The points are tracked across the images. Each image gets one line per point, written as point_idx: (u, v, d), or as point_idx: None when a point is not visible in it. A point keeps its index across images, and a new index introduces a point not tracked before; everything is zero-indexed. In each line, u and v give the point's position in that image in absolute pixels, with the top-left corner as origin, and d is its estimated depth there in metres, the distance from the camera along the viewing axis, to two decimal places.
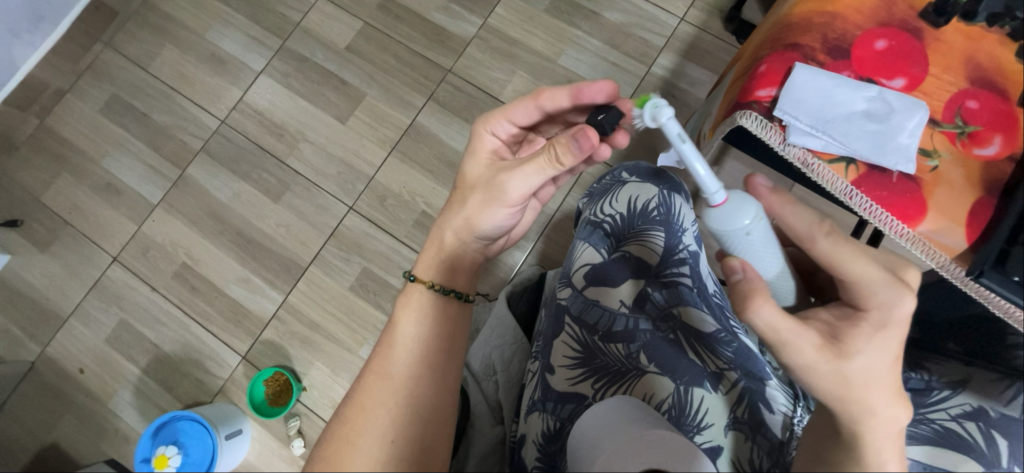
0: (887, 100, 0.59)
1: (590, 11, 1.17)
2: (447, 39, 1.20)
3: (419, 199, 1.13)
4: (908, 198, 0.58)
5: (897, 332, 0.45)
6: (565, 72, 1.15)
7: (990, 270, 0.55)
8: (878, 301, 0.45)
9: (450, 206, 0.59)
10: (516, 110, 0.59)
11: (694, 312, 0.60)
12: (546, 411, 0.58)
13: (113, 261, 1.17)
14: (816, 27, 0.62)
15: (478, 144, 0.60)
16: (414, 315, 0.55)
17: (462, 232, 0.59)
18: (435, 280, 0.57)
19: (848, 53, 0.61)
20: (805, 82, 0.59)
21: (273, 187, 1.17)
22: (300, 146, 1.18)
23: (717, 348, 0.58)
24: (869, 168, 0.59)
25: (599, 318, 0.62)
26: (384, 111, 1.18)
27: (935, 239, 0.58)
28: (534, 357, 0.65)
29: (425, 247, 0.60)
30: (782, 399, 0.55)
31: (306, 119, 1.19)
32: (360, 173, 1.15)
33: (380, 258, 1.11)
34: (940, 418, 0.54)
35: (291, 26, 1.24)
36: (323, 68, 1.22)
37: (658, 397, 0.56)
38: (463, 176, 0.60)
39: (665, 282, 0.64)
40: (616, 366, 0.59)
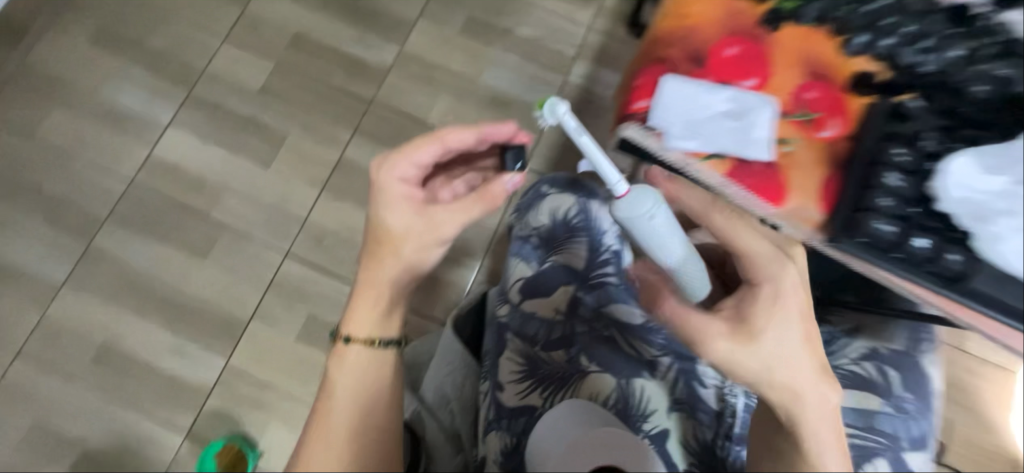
0: (739, 94, 0.66)
1: (502, 29, 1.21)
2: (365, 71, 1.19)
3: (359, 234, 1.10)
4: (771, 183, 0.64)
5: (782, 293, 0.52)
6: (487, 90, 1.18)
7: (844, 238, 0.62)
8: (766, 280, 0.52)
9: (381, 260, 0.55)
10: (423, 152, 0.56)
11: (622, 307, 0.64)
12: (502, 428, 0.60)
13: (18, 354, 1.04)
14: (677, 42, 0.68)
15: (388, 191, 0.55)
16: (350, 371, 0.56)
17: (398, 284, 0.56)
18: (373, 336, 0.56)
19: (706, 61, 0.67)
20: (671, 93, 0.66)
21: (198, 245, 1.10)
22: (223, 197, 1.12)
23: (649, 337, 0.61)
24: (735, 160, 0.65)
25: (537, 329, 0.66)
26: (310, 150, 1.15)
27: (800, 215, 0.64)
28: (484, 377, 0.67)
29: (353, 304, 0.57)
30: (712, 372, 0.59)
31: (226, 168, 1.14)
32: (292, 217, 1.11)
33: (326, 301, 1.07)
34: (845, 363, 0.64)
35: (196, 74, 1.19)
36: (238, 114, 1.17)
37: (603, 394, 0.58)
38: (383, 230, 0.55)
39: (592, 285, 0.67)
40: (558, 373, 0.62)
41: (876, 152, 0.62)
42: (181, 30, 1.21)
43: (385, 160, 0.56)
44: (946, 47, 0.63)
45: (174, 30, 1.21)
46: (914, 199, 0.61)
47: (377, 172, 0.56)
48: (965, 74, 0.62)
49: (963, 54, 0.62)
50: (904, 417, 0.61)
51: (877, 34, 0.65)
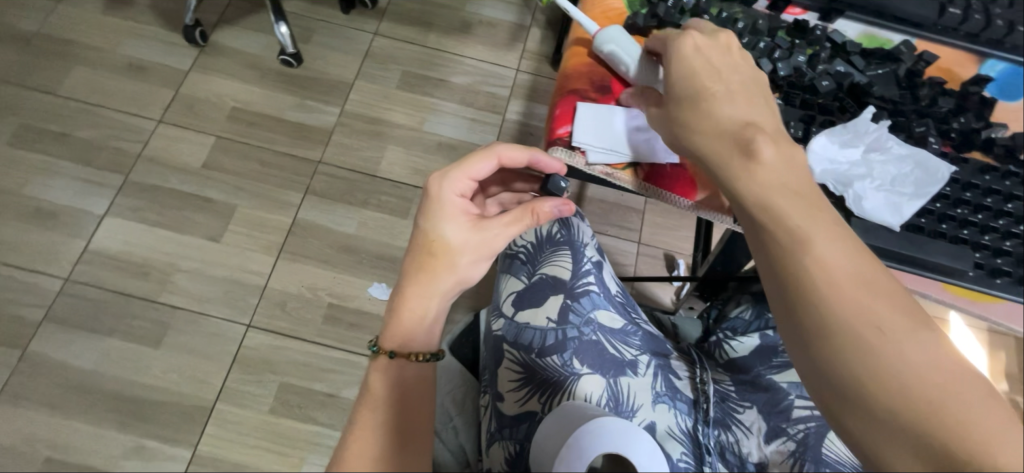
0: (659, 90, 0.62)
1: (438, 80, 1.29)
2: (309, 133, 1.21)
3: (322, 292, 1.09)
4: (684, 178, 0.61)
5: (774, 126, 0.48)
6: (432, 136, 1.24)
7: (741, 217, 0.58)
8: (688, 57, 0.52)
9: (437, 271, 0.51)
10: (478, 167, 0.55)
11: (606, 314, 0.69)
12: (505, 437, 0.59)
13: None
14: (583, 76, 0.66)
15: (443, 204, 0.54)
16: (391, 383, 0.49)
17: (447, 294, 0.52)
18: (417, 351, 0.51)
19: (611, 88, 0.66)
20: (589, 113, 0.63)
21: (150, 333, 1.04)
22: (173, 279, 1.08)
23: (628, 339, 0.68)
24: (652, 165, 0.62)
25: (532, 337, 0.66)
26: (261, 217, 1.14)
27: (714, 204, 0.60)
28: (483, 392, 0.66)
29: (390, 315, 0.52)
30: (682, 367, 0.68)
31: (173, 248, 1.11)
32: (250, 286, 1.09)
33: (295, 367, 1.03)
34: None
35: (132, 159, 1.17)
36: (181, 192, 1.15)
37: (594, 394, 0.62)
38: (439, 242, 0.52)
39: (579, 292, 0.70)
40: (554, 378, 0.63)
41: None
42: (112, 118, 1.19)
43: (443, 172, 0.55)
44: (793, 54, 0.63)
45: (104, 118, 1.19)
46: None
47: (435, 183, 0.54)
48: (813, 73, 0.62)
49: (806, 59, 0.63)
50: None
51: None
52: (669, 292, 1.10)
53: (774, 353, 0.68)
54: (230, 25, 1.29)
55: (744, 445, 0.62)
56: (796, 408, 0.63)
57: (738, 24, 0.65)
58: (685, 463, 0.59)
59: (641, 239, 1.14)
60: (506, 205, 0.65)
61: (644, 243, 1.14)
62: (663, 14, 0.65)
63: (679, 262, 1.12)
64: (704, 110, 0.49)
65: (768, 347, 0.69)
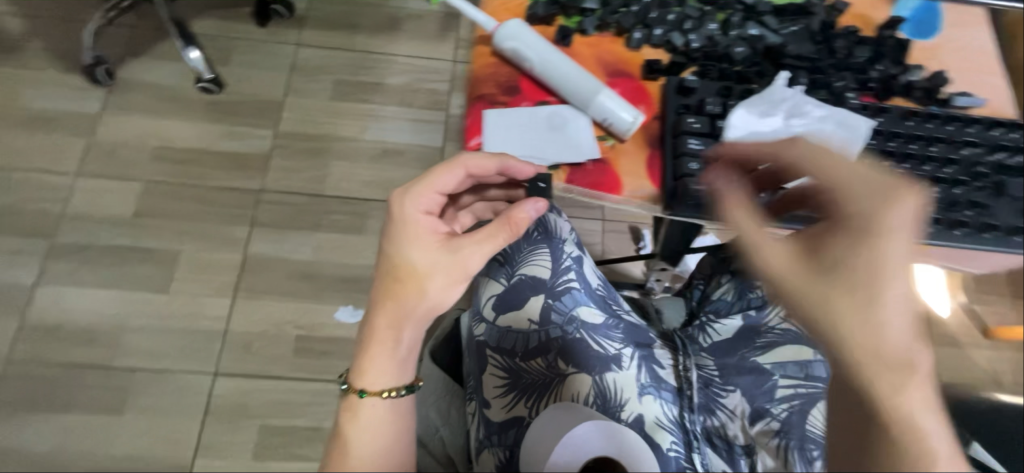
0: (567, 82, 0.60)
1: (373, 84, 1.23)
2: (245, 161, 1.14)
3: (289, 325, 1.05)
4: (605, 172, 0.58)
5: (858, 229, 0.37)
6: (376, 144, 1.18)
7: (676, 203, 0.54)
8: (861, 202, 0.38)
9: (407, 298, 0.47)
10: (444, 178, 0.51)
11: (588, 309, 0.69)
12: (493, 444, 0.61)
13: None
14: (489, 78, 0.63)
15: (411, 223, 0.49)
16: (367, 424, 0.46)
17: (419, 324, 0.48)
18: (388, 387, 0.47)
19: (519, 87, 0.62)
20: (496, 121, 0.60)
21: (111, 400, 0.98)
22: (125, 339, 1.02)
23: (610, 332, 0.67)
24: (570, 165, 0.58)
25: (515, 341, 0.66)
26: (209, 258, 1.08)
27: (639, 195, 0.57)
28: (471, 398, 0.67)
29: (362, 353, 0.48)
30: (665, 355, 0.67)
31: (119, 307, 1.04)
32: (210, 333, 1.03)
33: (274, 407, 1.00)
34: (777, 322, 0.68)
35: (55, 220, 1.08)
36: (117, 246, 1.07)
37: (583, 393, 0.63)
38: (406, 267, 0.48)
39: (559, 290, 0.69)
40: (539, 380, 0.64)
41: (675, 125, 0.57)
42: (23, 179, 1.09)
43: (406, 188, 0.51)
44: (704, 23, 0.62)
45: (15, 181, 1.09)
46: (718, 156, 0.56)
47: (398, 201, 0.50)
48: (726, 40, 0.61)
49: (718, 25, 0.62)
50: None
51: (649, 27, 0.63)
52: (640, 265, 1.11)
53: (760, 333, 0.67)
54: (137, 57, 1.19)
55: (729, 428, 0.63)
56: (779, 389, 0.63)
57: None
58: (675, 452, 0.59)
59: (604, 217, 1.13)
60: (480, 214, 0.62)
61: (608, 221, 1.13)
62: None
63: (644, 232, 1.13)
64: (858, 285, 0.36)
65: (751, 328, 0.68)
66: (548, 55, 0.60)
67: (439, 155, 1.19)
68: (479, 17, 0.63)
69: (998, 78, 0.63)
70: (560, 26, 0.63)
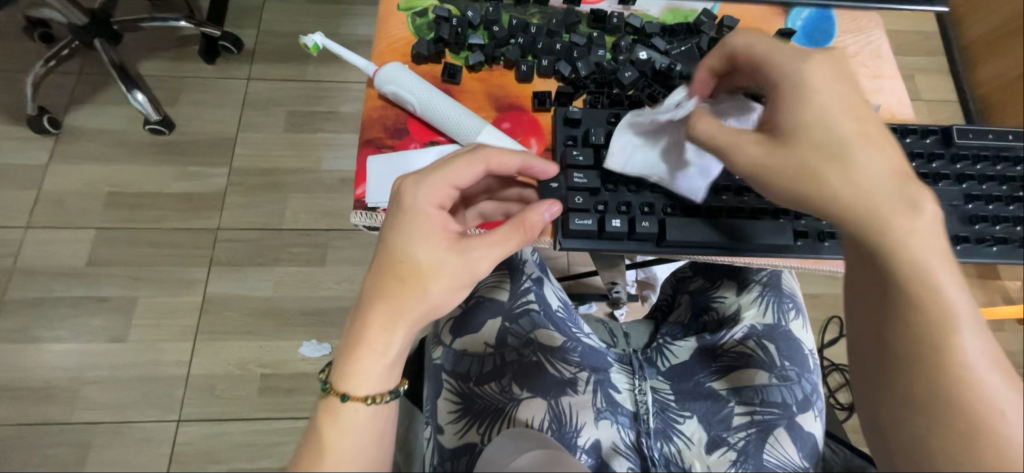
0: (450, 120, 0.57)
1: (326, 113, 1.22)
2: (200, 200, 1.13)
3: (253, 364, 1.02)
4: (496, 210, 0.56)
5: (806, 87, 0.43)
6: (334, 173, 1.18)
7: (564, 239, 0.53)
8: (788, 72, 0.44)
9: (408, 296, 0.44)
10: (461, 171, 0.48)
11: (545, 332, 0.69)
12: (444, 471, 0.61)
13: None
14: (375, 121, 0.59)
15: (423, 215, 0.46)
16: (343, 434, 0.43)
17: (415, 325, 0.45)
18: (372, 392, 0.44)
19: (407, 128, 0.59)
20: (381, 167, 0.56)
21: (70, 457, 0.95)
22: (83, 393, 0.99)
23: (567, 356, 0.67)
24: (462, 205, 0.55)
25: (469, 365, 0.66)
26: (168, 302, 1.05)
27: None
28: (426, 423, 0.67)
29: (349, 354, 0.44)
30: (623, 380, 0.68)
31: (75, 361, 1.01)
32: (171, 379, 1.01)
33: (240, 450, 0.97)
34: (733, 344, 0.68)
35: (5, 275, 1.05)
36: (71, 297, 1.05)
37: (536, 419, 0.62)
38: (408, 265, 0.45)
39: (517, 312, 0.70)
40: (492, 406, 0.64)
41: (561, 157, 0.55)
42: None
43: (418, 178, 0.48)
44: (591, 50, 0.62)
45: None
46: (602, 186, 0.54)
47: (408, 192, 0.47)
48: (614, 65, 0.61)
49: (606, 51, 0.62)
50: (790, 384, 0.64)
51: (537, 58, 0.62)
52: None
53: (715, 356, 0.68)
54: (84, 104, 1.18)
55: (687, 457, 0.62)
56: (735, 416, 0.63)
57: (530, 30, 0.63)
58: None
59: None
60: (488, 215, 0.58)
61: None
62: (448, 37, 0.62)
63: None
64: (819, 142, 0.42)
65: (707, 349, 0.69)
66: (428, 97, 0.58)
67: None
68: (359, 62, 0.61)
69: (893, 80, 0.63)
70: (447, 63, 0.62)
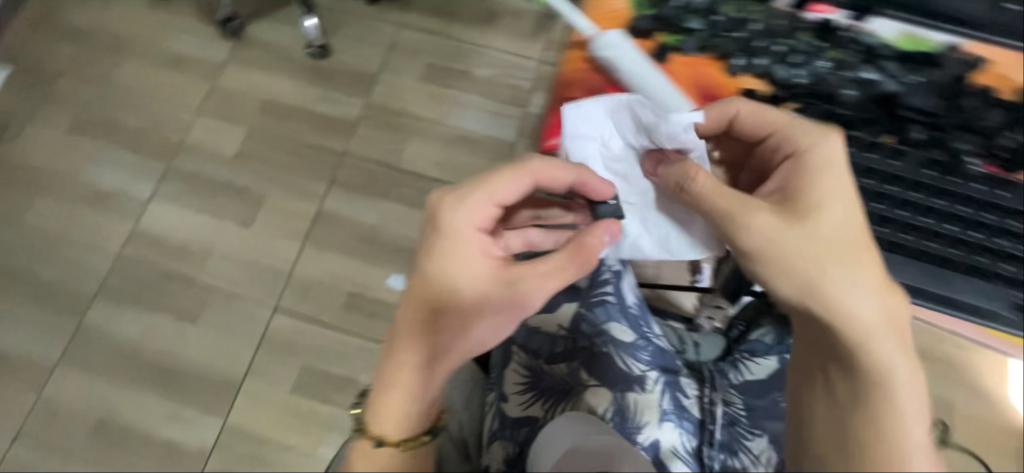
0: (650, 97, 0.61)
1: (461, 72, 1.29)
2: (335, 125, 1.25)
3: (344, 280, 1.13)
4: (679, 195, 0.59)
5: (816, 177, 0.54)
6: (454, 130, 1.24)
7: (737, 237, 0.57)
8: (811, 153, 0.55)
9: (460, 324, 0.54)
10: (504, 195, 0.57)
11: (618, 325, 0.70)
12: (505, 437, 0.65)
13: (15, 440, 1.04)
14: (581, 80, 0.65)
15: (466, 240, 0.55)
16: (380, 463, 0.53)
17: (457, 354, 0.55)
18: (404, 437, 0.53)
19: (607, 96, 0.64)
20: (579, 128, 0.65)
21: (188, 310, 1.12)
22: (209, 262, 1.15)
23: (638, 353, 0.68)
24: None
25: (541, 343, 0.70)
26: (290, 206, 1.19)
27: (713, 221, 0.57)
28: (490, 388, 0.70)
29: (382, 394, 0.53)
30: (691, 385, 0.67)
31: (209, 233, 1.17)
32: (277, 271, 1.14)
33: (317, 350, 1.09)
34: None
35: (175, 147, 1.24)
36: (217, 179, 1.21)
37: (600, 407, 0.65)
38: (455, 292, 0.54)
39: (594, 301, 0.71)
40: (559, 386, 0.67)
41: None
42: (158, 108, 1.27)
43: (459, 202, 0.55)
44: (812, 59, 0.63)
45: (151, 108, 1.26)
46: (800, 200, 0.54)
47: (453, 219, 0.55)
48: (834, 77, 0.62)
49: (831, 63, 0.63)
50: None
51: (752, 56, 0.65)
52: (691, 297, 1.07)
53: None
54: (264, 17, 1.33)
55: None
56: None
57: (751, 26, 0.64)
58: None
59: None
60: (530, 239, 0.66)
61: None
62: (670, 17, 0.65)
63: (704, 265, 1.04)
64: (807, 224, 0.52)
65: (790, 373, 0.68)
66: (636, 70, 0.61)
67: (510, 150, 1.23)
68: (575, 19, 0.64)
69: None
70: (659, 41, 0.65)
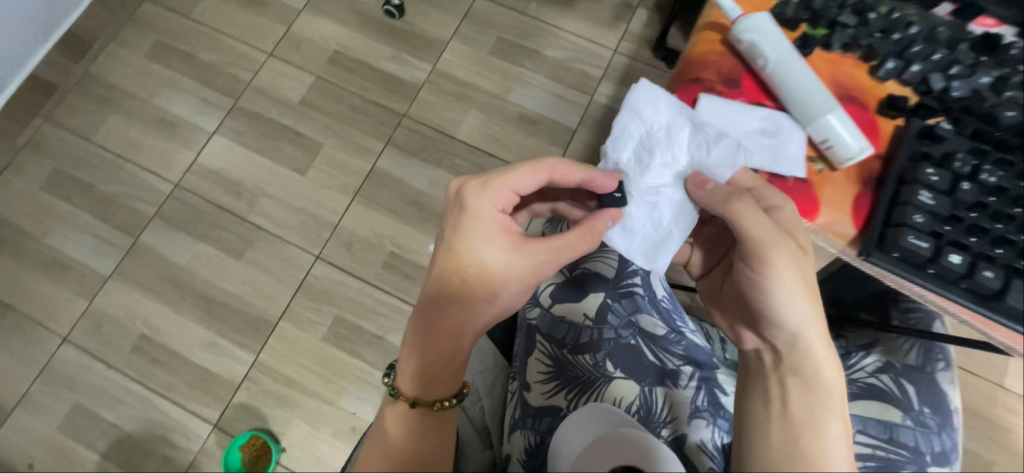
0: (801, 91, 0.55)
1: (531, 50, 1.26)
2: (399, 86, 1.25)
3: (387, 240, 1.14)
4: (801, 198, 0.55)
5: (801, 226, 0.52)
6: (515, 108, 1.22)
7: (875, 251, 0.51)
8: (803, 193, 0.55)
9: (474, 299, 0.52)
10: (523, 182, 0.53)
11: (647, 317, 0.67)
12: (526, 427, 0.60)
13: (63, 342, 1.10)
14: (711, 64, 0.58)
15: (481, 221, 0.52)
16: (407, 430, 0.53)
17: (461, 329, 0.52)
18: (421, 394, 0.53)
19: (739, 82, 0.58)
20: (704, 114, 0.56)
21: (235, 245, 1.15)
22: (260, 202, 1.18)
23: (670, 346, 0.65)
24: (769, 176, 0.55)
25: (566, 332, 0.66)
26: (344, 160, 1.20)
27: (832, 229, 0.54)
28: (512, 378, 0.67)
29: (403, 356, 0.54)
30: (727, 384, 0.64)
31: (263, 174, 1.20)
32: (324, 222, 1.16)
33: (352, 304, 1.11)
34: (861, 377, 0.61)
35: (242, 86, 1.26)
36: (278, 123, 1.23)
37: (627, 399, 0.61)
38: (477, 268, 0.51)
39: (621, 292, 0.69)
40: (585, 376, 0.63)
41: (903, 172, 0.52)
42: (231, 44, 1.28)
43: (481, 182, 0.52)
44: (975, 73, 0.52)
45: (225, 45, 1.28)
46: (948, 215, 0.50)
47: (472, 199, 0.52)
48: (997, 99, 0.52)
49: (993, 80, 0.52)
50: (927, 432, 0.58)
51: (905, 60, 0.55)
52: None
53: None
54: None
55: None
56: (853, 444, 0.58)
57: (911, 28, 0.54)
58: None
59: None
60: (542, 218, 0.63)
61: None
62: (819, 6, 0.56)
63: None
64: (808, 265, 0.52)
65: None
66: (789, 58, 0.55)
67: (569, 136, 1.20)
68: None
69: None
70: (803, 33, 0.57)
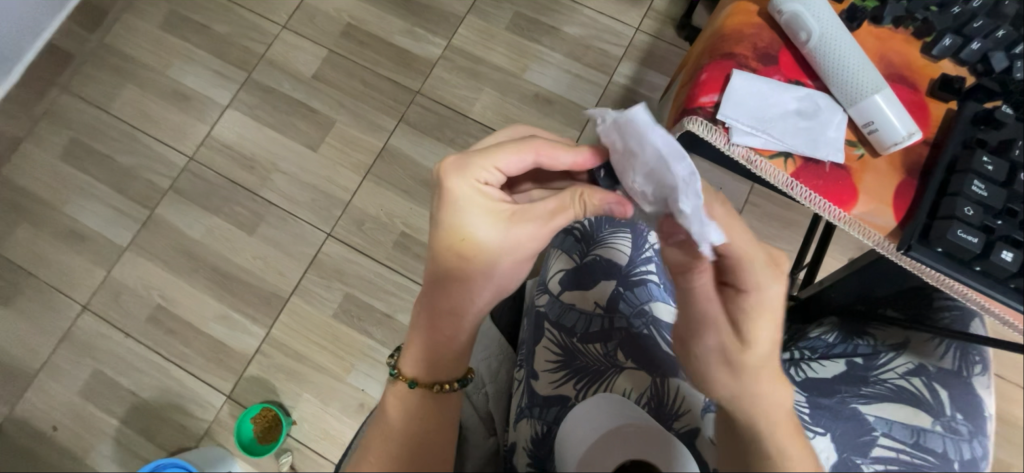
0: (845, 67, 0.52)
1: (549, 27, 1.21)
2: (413, 62, 1.22)
3: (398, 220, 1.13)
4: (842, 184, 0.52)
5: (767, 316, 0.45)
6: (531, 87, 1.19)
7: (917, 244, 0.48)
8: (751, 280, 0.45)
9: (467, 272, 0.51)
10: (506, 158, 0.49)
11: (662, 306, 0.65)
12: (533, 416, 0.59)
13: (83, 310, 1.13)
14: (747, 38, 0.55)
15: (464, 199, 0.49)
16: (408, 409, 0.53)
17: (450, 308, 0.52)
18: (425, 378, 0.53)
19: (777, 58, 0.55)
20: (743, 91, 0.53)
21: (248, 221, 1.16)
22: (273, 177, 1.17)
23: None
24: (805, 160, 0.52)
25: (576, 320, 0.64)
26: (356, 137, 1.18)
27: (868, 220, 0.51)
28: (518, 365, 0.66)
29: (408, 341, 0.54)
30: None
31: (276, 149, 1.19)
32: (336, 199, 1.15)
33: (362, 282, 1.11)
34: (890, 377, 0.59)
35: (255, 59, 1.24)
36: (291, 98, 1.21)
37: (637, 391, 0.60)
38: (466, 242, 0.50)
39: (634, 281, 0.67)
40: (595, 366, 0.62)
41: (953, 161, 0.50)
42: (244, 16, 1.26)
43: (461, 159, 0.49)
44: None
45: (238, 16, 1.26)
46: (999, 207, 0.47)
47: (454, 177, 0.49)
48: None
49: None
50: (956, 438, 0.56)
51: (963, 38, 0.54)
52: None
53: (865, 382, 0.59)
54: None
55: None
56: (876, 446, 0.56)
57: (973, 2, 0.53)
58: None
59: None
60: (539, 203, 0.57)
61: None
62: None
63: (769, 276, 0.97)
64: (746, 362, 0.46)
65: (858, 374, 0.60)
66: (832, 33, 0.53)
67: (586, 118, 1.16)
68: None
69: None
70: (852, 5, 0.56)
